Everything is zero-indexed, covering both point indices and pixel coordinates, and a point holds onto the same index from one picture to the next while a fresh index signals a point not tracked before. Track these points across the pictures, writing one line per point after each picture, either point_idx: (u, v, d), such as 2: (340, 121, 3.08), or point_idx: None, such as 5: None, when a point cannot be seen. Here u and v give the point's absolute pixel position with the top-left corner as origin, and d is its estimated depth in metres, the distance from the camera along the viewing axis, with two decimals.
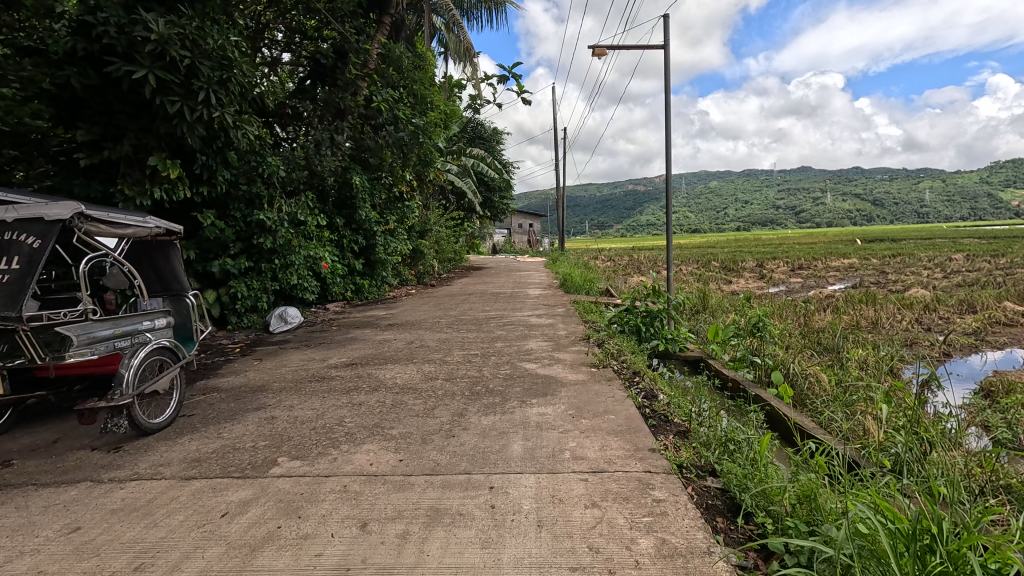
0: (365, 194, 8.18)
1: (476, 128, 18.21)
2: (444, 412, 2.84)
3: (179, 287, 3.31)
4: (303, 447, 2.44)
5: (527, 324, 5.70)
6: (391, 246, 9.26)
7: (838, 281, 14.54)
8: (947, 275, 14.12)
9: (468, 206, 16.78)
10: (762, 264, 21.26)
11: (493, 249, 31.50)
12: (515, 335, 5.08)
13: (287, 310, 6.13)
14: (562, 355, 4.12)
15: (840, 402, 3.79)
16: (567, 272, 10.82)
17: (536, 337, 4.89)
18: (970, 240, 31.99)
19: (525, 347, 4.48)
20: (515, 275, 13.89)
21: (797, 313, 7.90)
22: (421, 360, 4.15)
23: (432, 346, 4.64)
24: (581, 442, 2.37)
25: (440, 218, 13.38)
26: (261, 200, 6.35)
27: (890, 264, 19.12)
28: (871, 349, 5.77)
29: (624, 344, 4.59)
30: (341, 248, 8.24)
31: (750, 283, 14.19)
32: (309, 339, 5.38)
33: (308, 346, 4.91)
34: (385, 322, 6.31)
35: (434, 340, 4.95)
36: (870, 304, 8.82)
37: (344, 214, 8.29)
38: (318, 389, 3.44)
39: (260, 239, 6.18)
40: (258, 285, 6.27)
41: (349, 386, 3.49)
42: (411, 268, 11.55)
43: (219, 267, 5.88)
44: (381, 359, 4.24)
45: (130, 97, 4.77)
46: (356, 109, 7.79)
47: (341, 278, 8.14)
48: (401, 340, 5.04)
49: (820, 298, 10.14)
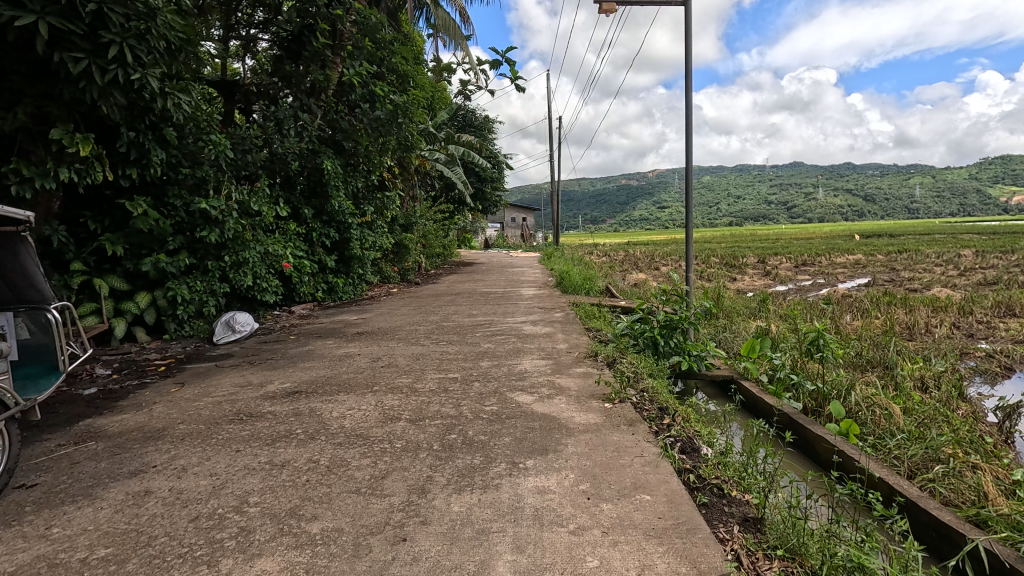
0: (338, 181, 7.24)
1: (466, 116, 17.27)
2: (397, 489, 1.92)
3: (38, 298, 2.47)
4: (164, 563, 1.53)
5: (520, 334, 4.80)
6: (368, 241, 8.31)
7: (849, 280, 13.73)
8: (964, 274, 13.32)
9: (458, 197, 15.85)
10: (764, 260, 20.46)
11: (486, 244, 30.59)
12: (506, 349, 4.18)
13: (236, 317, 5.14)
14: (564, 381, 3.21)
15: (925, 448, 2.94)
16: (563, 270, 9.93)
17: (531, 354, 3.98)
18: (971, 236, 31.48)
19: (518, 368, 3.57)
20: (508, 272, 12.96)
21: (822, 318, 7.05)
22: (385, 387, 3.24)
23: (403, 366, 3.73)
24: (608, 560, 1.47)
25: (426, 211, 12.42)
26: (207, 186, 5.38)
27: (897, 260, 18.35)
28: (925, 363, 4.92)
29: (643, 364, 3.69)
30: (310, 242, 7.28)
31: (757, 281, 13.37)
32: (257, 354, 4.44)
33: (251, 365, 3.98)
34: (354, 330, 5.39)
35: (405, 357, 4.02)
36: (899, 307, 7.98)
37: (314, 204, 7.33)
38: (236, 436, 2.53)
39: (205, 231, 5.21)
40: (203, 287, 5.31)
41: (277, 431, 2.56)
42: (393, 265, 10.59)
43: (153, 265, 4.92)
44: (334, 386, 3.32)
45: (24, 53, 3.79)
46: (326, 84, 6.83)
47: (310, 277, 7.19)
48: (366, 357, 4.11)
49: (841, 299, 9.29)
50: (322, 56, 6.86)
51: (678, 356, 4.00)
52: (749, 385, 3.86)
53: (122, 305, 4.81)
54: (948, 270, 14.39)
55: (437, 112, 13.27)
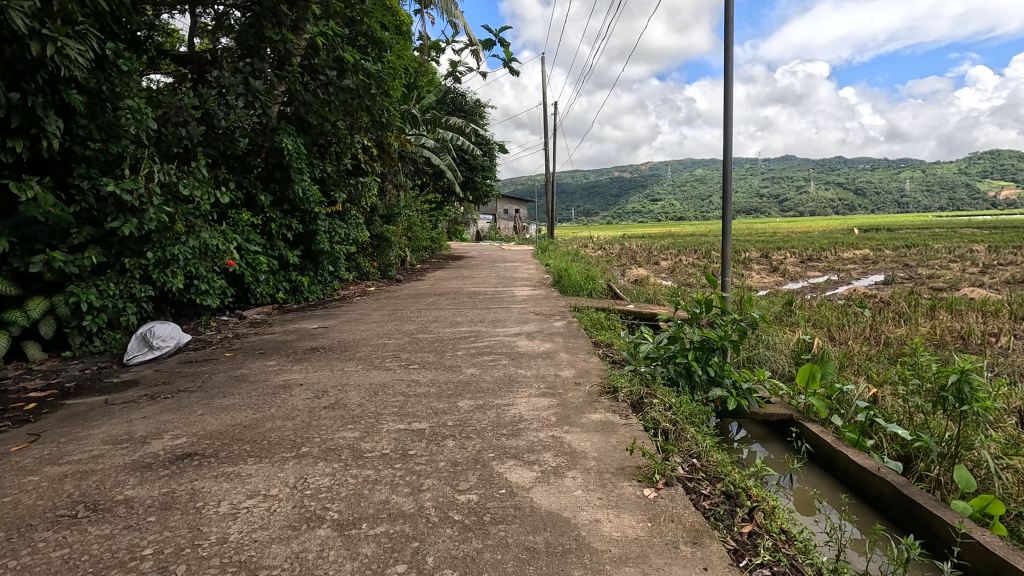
0: (301, 163, 6.19)
1: (457, 100, 16.18)
2: None
3: None
4: None
5: (513, 353, 3.80)
6: (339, 234, 7.26)
7: (865, 278, 12.82)
8: (989, 272, 12.41)
9: (447, 186, 14.80)
10: (767, 254, 19.55)
11: (478, 236, 29.58)
12: (495, 378, 3.18)
13: (154, 328, 4.10)
14: (578, 443, 2.22)
15: None
16: (560, 266, 8.91)
17: (528, 387, 2.98)
18: (974, 230, 30.84)
19: (511, 414, 2.57)
20: (500, 267, 11.96)
21: (863, 326, 6.10)
22: (318, 449, 2.24)
23: (352, 408, 2.72)
24: None
25: (411, 200, 11.34)
26: (125, 165, 4.31)
27: (908, 256, 17.44)
28: (1016, 389, 3.95)
29: (679, 406, 2.74)
30: (268, 234, 6.24)
31: (768, 279, 12.41)
32: (171, 380, 3.42)
33: (153, 402, 2.96)
34: (307, 344, 4.38)
35: (359, 392, 3.01)
36: (944, 311, 7.02)
37: (272, 190, 6.27)
38: (41, 562, 1.52)
39: (117, 221, 4.13)
40: (119, 291, 4.24)
41: (114, 552, 1.55)
42: (372, 260, 9.54)
43: (47, 264, 3.85)
44: (247, 444, 2.31)
45: None
46: (283, 47, 5.76)
47: (266, 275, 6.15)
48: (307, 390, 3.09)
49: (870, 302, 8.33)
50: (280, 14, 5.77)
51: (720, 388, 3.06)
52: (811, 427, 2.93)
53: (6, 315, 3.76)
54: (969, 267, 13.46)
55: (423, 94, 12.17)
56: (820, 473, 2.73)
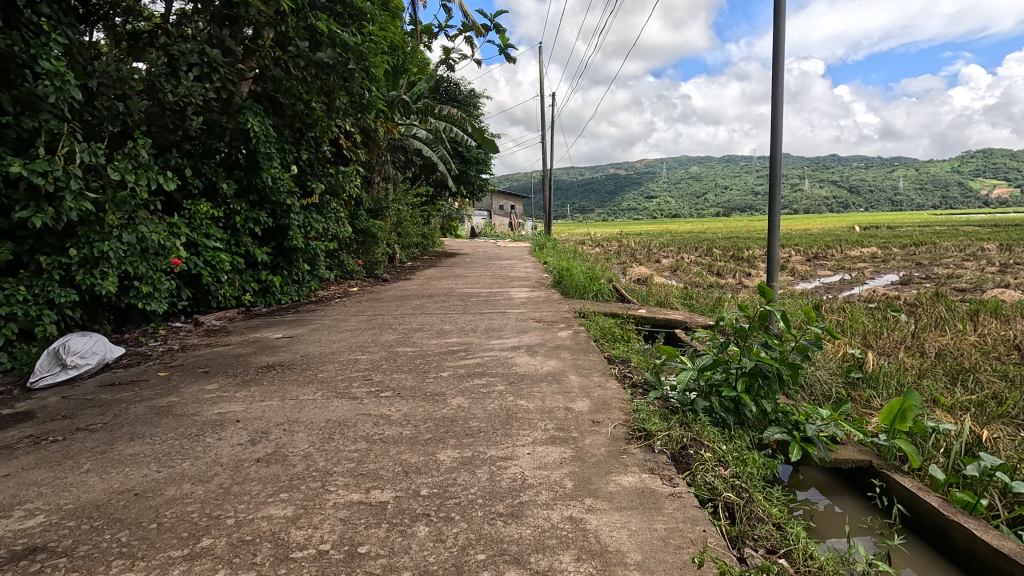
0: (270, 148, 5.44)
1: (450, 89, 15.43)
2: None
3: None
4: None
5: (512, 375, 3.09)
6: (316, 229, 6.51)
7: (879, 277, 12.19)
8: (1008, 271, 11.83)
9: (439, 178, 14.06)
10: (769, 253, 18.94)
11: (472, 232, 28.94)
12: (489, 413, 2.47)
13: (69, 342, 3.34)
14: (611, 535, 1.51)
15: None
16: (561, 265, 8.22)
17: (531, 430, 2.26)
18: (980, 228, 30.23)
19: (510, 478, 1.84)
20: (495, 265, 11.28)
21: (904, 336, 5.41)
22: (225, 544, 1.51)
23: (291, 465, 1.99)
24: None
25: (400, 193, 10.59)
26: (42, 142, 3.54)
27: (915, 254, 16.89)
28: None
29: (734, 460, 2.04)
30: (232, 229, 5.48)
31: (776, 278, 11.80)
32: (76, 412, 2.68)
33: (33, 449, 2.22)
34: (263, 360, 3.63)
35: (309, 436, 2.28)
36: (987, 318, 6.32)
37: (237, 178, 5.52)
38: None
39: (28, 211, 3.36)
40: (33, 296, 3.48)
41: None
42: (357, 257, 8.81)
43: None
44: (126, 532, 1.58)
45: None
46: (248, 12, 4.98)
47: (230, 274, 5.42)
48: (242, 431, 2.35)
49: (896, 305, 7.68)
50: None
51: (777, 428, 2.36)
52: (902, 480, 2.25)
53: None
54: (984, 267, 12.88)
55: (413, 81, 11.41)
56: (931, 559, 2.01)
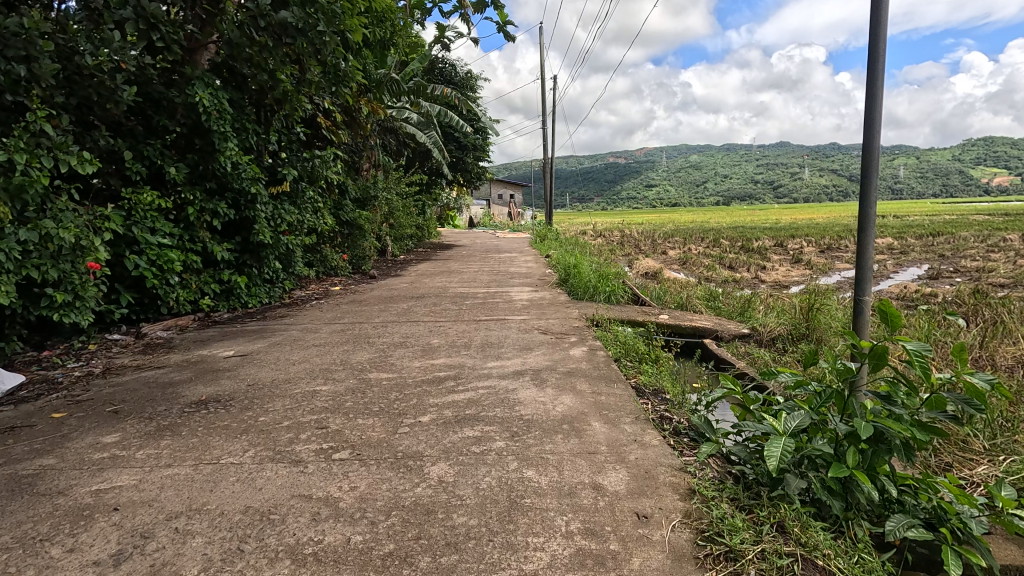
0: (226, 125, 4.60)
1: (445, 70, 14.52)
2: None
3: None
4: None
5: (514, 420, 2.30)
6: (289, 221, 5.69)
7: (905, 270, 11.39)
8: None
9: (435, 165, 13.23)
10: (780, 243, 18.13)
11: (471, 222, 28.06)
12: (480, 497, 1.69)
13: None
14: None
15: None
16: (566, 260, 7.41)
17: (546, 537, 1.48)
18: (992, 216, 29.36)
19: None
20: (493, 259, 10.47)
21: (970, 346, 4.61)
22: None
23: None
24: None
25: (391, 181, 9.76)
26: None
27: (936, 245, 16.05)
28: None
29: None
30: (184, 221, 4.67)
31: (795, 271, 10.99)
32: None
33: None
34: (197, 393, 2.84)
35: (208, 544, 1.50)
36: None
37: (190, 162, 4.69)
38: None
39: None
40: None
41: None
42: (342, 251, 8.00)
43: None
44: None
45: None
46: None
47: (183, 275, 4.62)
48: (113, 532, 1.57)
49: (941, 303, 6.89)
50: None
51: (911, 524, 1.58)
52: None
53: None
54: (1014, 259, 12.06)
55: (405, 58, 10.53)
56: None
